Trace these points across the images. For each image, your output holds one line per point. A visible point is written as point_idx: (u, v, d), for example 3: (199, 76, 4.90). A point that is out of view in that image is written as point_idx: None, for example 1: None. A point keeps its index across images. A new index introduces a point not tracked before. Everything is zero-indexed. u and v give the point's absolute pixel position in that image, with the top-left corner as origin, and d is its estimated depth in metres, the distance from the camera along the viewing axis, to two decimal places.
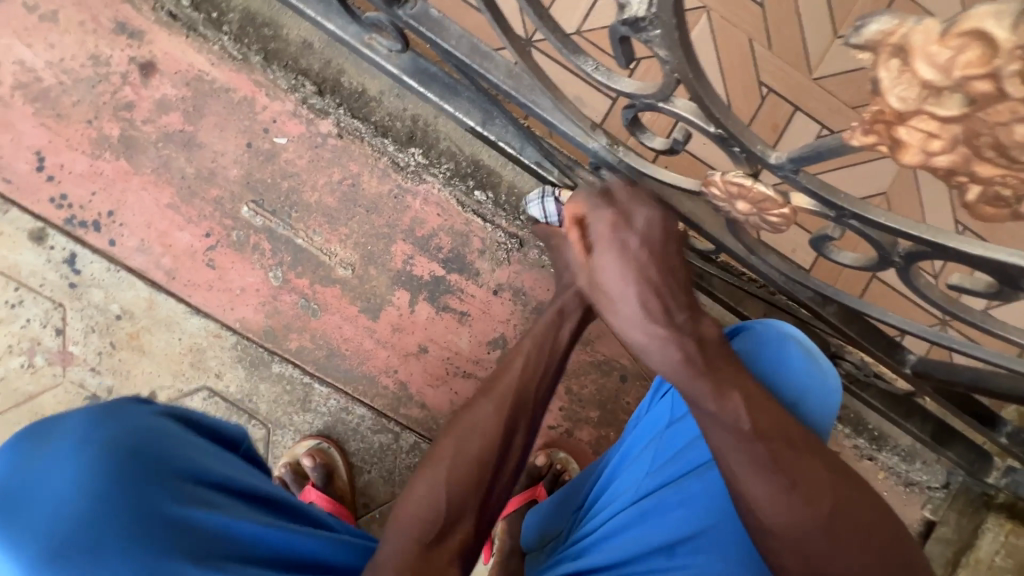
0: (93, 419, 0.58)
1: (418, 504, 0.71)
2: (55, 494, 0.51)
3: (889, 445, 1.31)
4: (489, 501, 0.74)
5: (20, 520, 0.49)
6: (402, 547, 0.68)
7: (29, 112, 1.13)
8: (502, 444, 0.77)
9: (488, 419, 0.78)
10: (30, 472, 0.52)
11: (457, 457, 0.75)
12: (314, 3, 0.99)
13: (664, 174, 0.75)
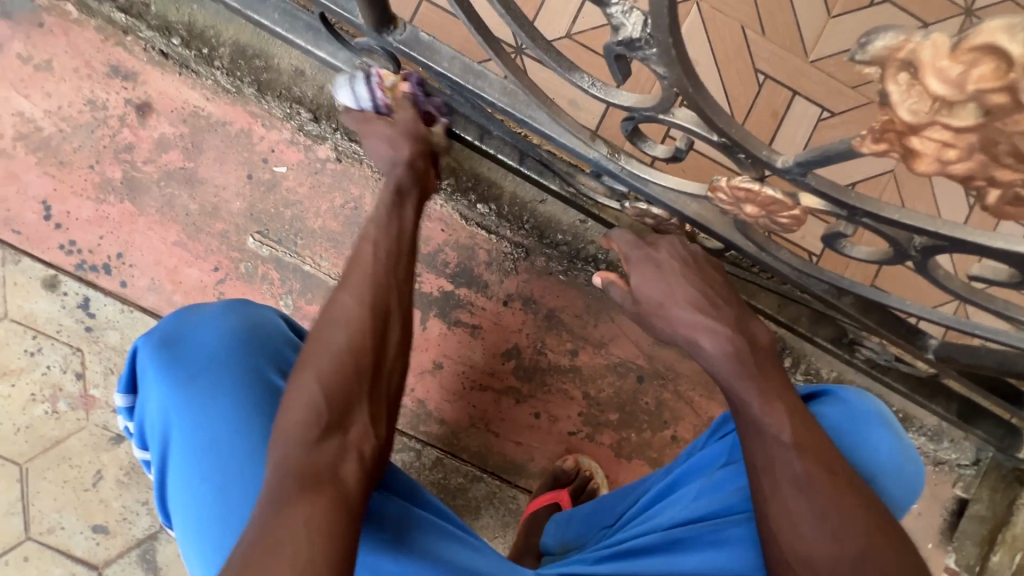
0: (228, 303, 0.88)
1: (299, 397, 0.65)
2: (193, 343, 0.82)
3: (915, 425, 1.30)
4: (379, 393, 0.70)
5: (170, 353, 0.81)
6: (293, 446, 0.62)
7: (32, 162, 1.14)
8: (377, 333, 0.72)
9: (352, 296, 0.74)
10: (181, 328, 0.84)
11: (328, 349, 0.69)
12: (303, 32, 0.98)
13: (668, 180, 0.75)
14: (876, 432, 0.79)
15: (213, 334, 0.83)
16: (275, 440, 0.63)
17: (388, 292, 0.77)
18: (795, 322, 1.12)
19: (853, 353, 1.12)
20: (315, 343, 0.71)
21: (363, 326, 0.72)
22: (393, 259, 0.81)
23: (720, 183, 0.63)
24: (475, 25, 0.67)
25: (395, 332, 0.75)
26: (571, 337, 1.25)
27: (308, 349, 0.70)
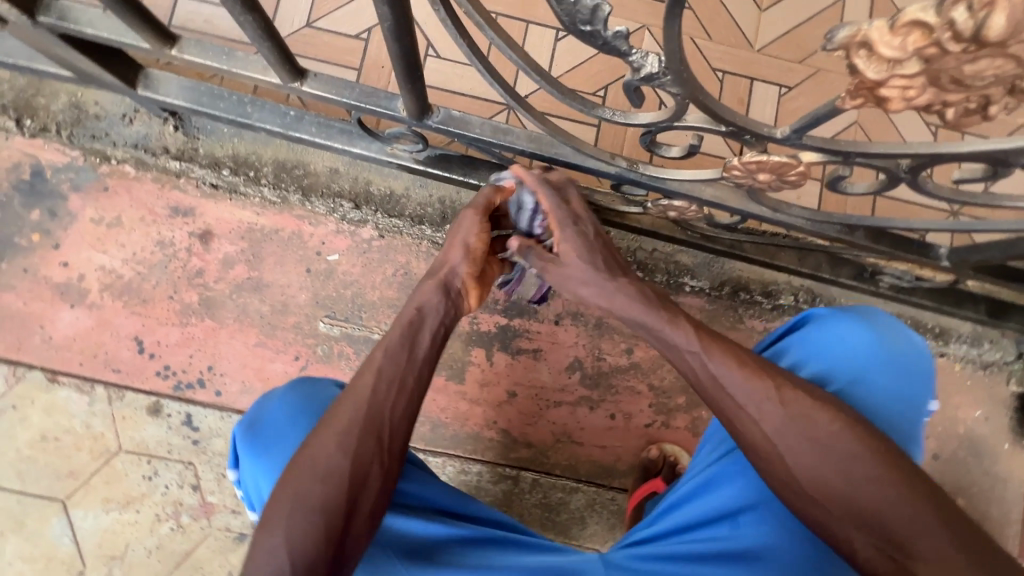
0: (299, 382, 0.99)
1: (305, 484, 0.69)
2: (269, 422, 0.93)
3: (953, 336, 1.40)
4: (365, 499, 0.72)
5: (252, 434, 0.92)
6: (275, 539, 0.67)
7: (121, 306, 1.28)
8: (377, 440, 0.74)
9: (359, 396, 0.75)
10: (259, 415, 0.95)
11: (335, 438, 0.72)
12: (338, 136, 1.14)
13: (686, 173, 0.89)
14: (847, 354, 0.88)
15: (283, 410, 0.94)
16: (262, 539, 0.67)
17: (391, 392, 0.78)
18: (818, 271, 1.24)
19: (877, 283, 1.24)
20: (301, 458, 0.71)
21: (348, 433, 0.72)
22: (405, 368, 0.78)
23: (731, 163, 0.77)
24: (514, 98, 0.83)
25: (394, 435, 0.75)
26: (623, 338, 1.36)
27: (298, 456, 0.72)
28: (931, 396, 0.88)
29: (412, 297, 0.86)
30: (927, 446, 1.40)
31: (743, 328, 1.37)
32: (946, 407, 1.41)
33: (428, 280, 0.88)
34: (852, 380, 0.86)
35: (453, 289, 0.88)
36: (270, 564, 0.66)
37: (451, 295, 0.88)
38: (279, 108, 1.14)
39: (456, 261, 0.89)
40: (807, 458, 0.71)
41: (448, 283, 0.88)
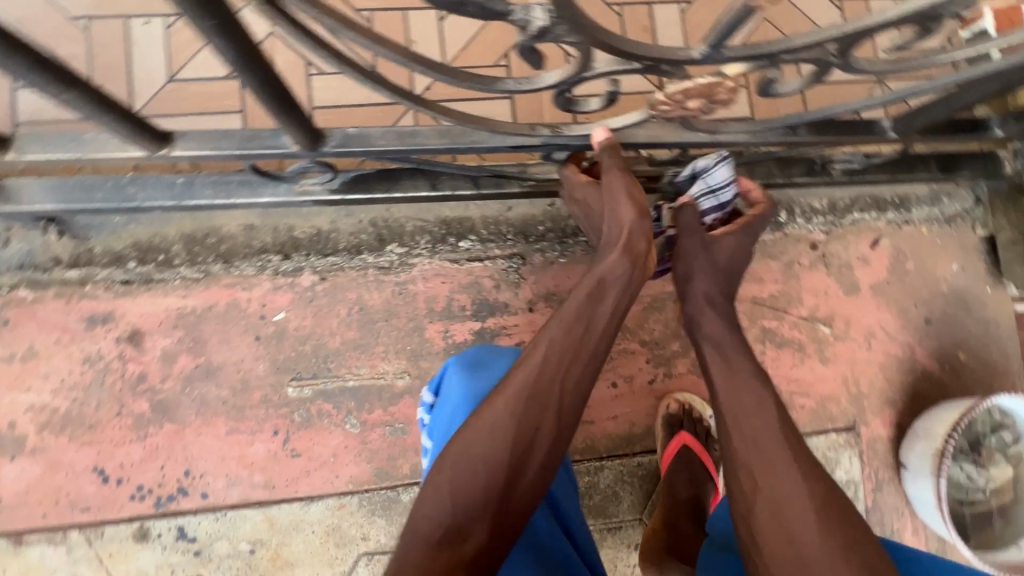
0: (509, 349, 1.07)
1: (457, 461, 0.77)
2: (493, 368, 1.02)
3: (912, 201, 1.40)
4: (510, 504, 0.76)
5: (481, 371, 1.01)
6: (428, 504, 0.76)
7: (67, 440, 1.15)
8: (527, 443, 0.78)
9: (533, 364, 0.81)
10: (489, 355, 1.06)
11: (508, 412, 0.79)
12: (239, 190, 1.03)
13: (612, 122, 0.84)
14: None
15: (464, 388, 0.99)
16: (430, 492, 0.76)
17: (546, 400, 0.80)
18: (771, 178, 1.20)
19: (830, 173, 1.21)
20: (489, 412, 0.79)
21: (531, 401, 0.80)
22: (583, 337, 0.83)
23: (657, 99, 0.71)
24: (411, 100, 0.73)
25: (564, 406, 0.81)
26: None
27: (489, 405, 0.80)
28: None
29: (597, 267, 0.87)
30: (918, 314, 1.41)
31: None
32: (925, 271, 1.42)
33: (613, 250, 0.87)
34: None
35: (637, 250, 0.86)
36: (425, 523, 0.75)
37: (636, 269, 0.87)
38: (165, 179, 1.02)
39: (631, 221, 0.86)
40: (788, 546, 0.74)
41: (632, 246, 0.86)
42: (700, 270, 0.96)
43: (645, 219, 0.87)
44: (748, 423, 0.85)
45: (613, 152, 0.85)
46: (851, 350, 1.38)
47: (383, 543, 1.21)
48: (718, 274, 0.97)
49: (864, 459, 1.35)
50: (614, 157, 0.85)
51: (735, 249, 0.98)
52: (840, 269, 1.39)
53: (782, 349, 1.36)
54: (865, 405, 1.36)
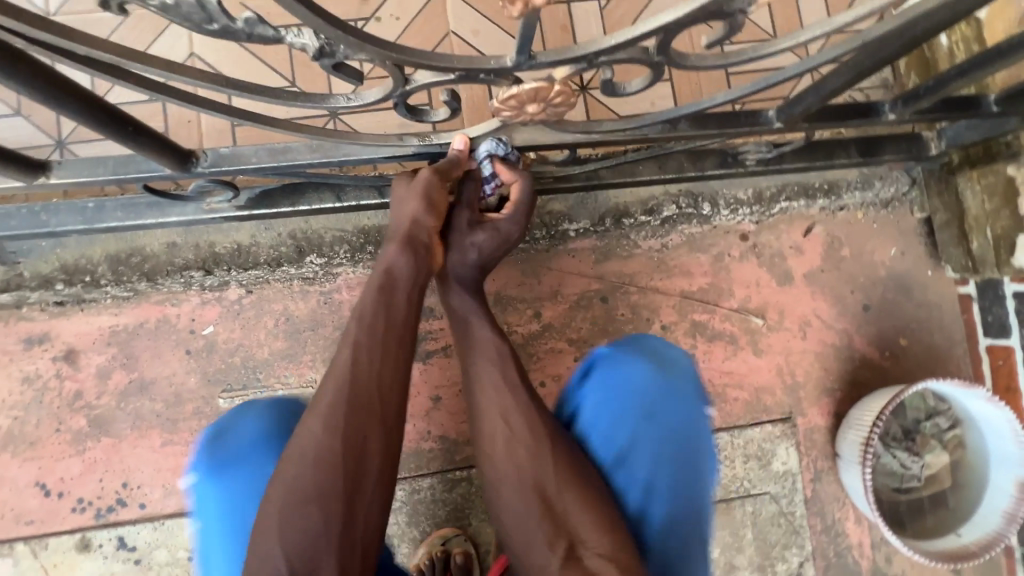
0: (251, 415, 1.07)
1: (278, 498, 0.80)
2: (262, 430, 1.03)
3: (844, 187, 1.38)
4: (350, 527, 0.81)
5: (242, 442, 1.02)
6: (265, 547, 0.78)
7: (9, 458, 1.20)
8: (348, 462, 0.82)
9: (327, 395, 0.85)
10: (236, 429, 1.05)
11: (320, 438, 0.82)
12: (146, 211, 1.07)
13: (481, 128, 0.86)
14: (677, 475, 1.00)
15: (247, 436, 1.02)
16: (262, 540, 0.79)
17: (361, 412, 0.84)
18: (682, 172, 1.19)
19: (744, 163, 1.20)
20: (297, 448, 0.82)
21: (341, 423, 0.83)
22: (370, 347, 0.88)
23: (496, 106, 0.71)
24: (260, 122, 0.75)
25: (380, 408, 0.86)
26: (527, 304, 1.32)
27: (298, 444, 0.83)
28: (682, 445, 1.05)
29: (380, 259, 0.93)
30: (855, 301, 1.39)
31: (640, 252, 1.35)
32: (861, 257, 1.40)
33: (393, 240, 0.93)
34: (620, 423, 1.02)
35: (419, 241, 0.93)
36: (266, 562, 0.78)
37: (421, 257, 0.93)
38: (75, 204, 1.05)
39: (421, 214, 0.92)
40: (545, 520, 0.87)
41: (415, 237, 0.92)
42: (460, 248, 0.99)
43: (429, 213, 0.91)
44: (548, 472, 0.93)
45: (460, 162, 0.89)
46: (785, 340, 1.36)
47: None
48: (472, 250, 1.00)
49: (801, 449, 1.34)
50: (450, 165, 0.89)
51: (490, 243, 1.00)
52: (771, 259, 1.38)
53: (713, 342, 1.35)
54: (802, 395, 1.35)
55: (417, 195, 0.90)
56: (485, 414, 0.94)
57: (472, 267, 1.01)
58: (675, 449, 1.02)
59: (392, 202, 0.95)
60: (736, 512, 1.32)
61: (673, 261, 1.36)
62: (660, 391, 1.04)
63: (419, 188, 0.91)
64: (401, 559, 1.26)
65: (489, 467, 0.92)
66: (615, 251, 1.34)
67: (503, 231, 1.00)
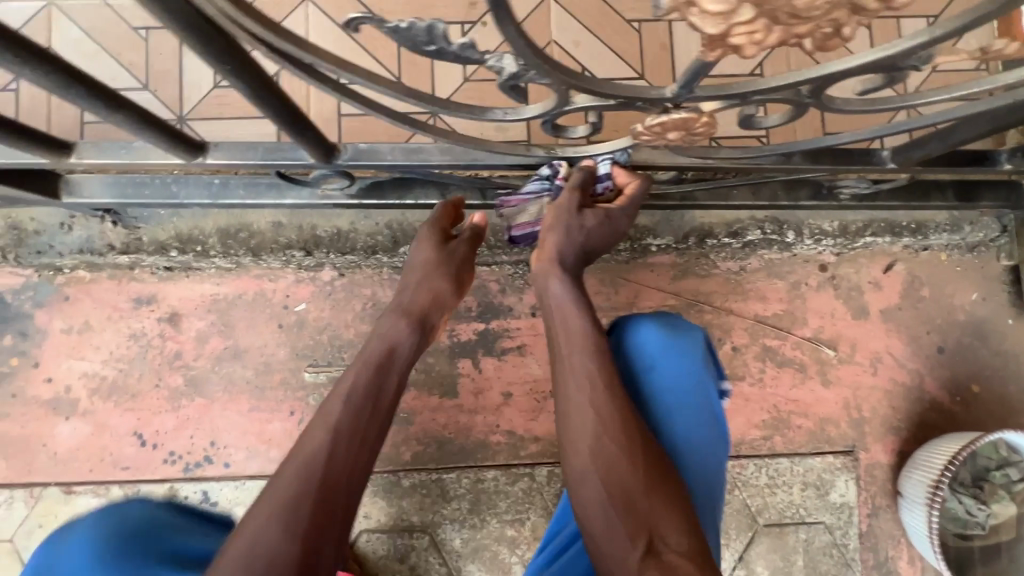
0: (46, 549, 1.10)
1: (262, 510, 0.79)
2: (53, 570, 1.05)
3: (932, 227, 1.37)
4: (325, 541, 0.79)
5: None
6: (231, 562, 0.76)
7: (112, 406, 1.30)
8: (337, 466, 0.84)
9: (304, 454, 0.84)
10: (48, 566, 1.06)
11: (315, 444, 0.85)
12: (267, 192, 1.14)
13: (604, 146, 0.92)
14: (704, 428, 1.01)
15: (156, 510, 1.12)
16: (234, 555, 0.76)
17: (356, 424, 0.89)
18: (775, 199, 1.20)
19: (838, 197, 1.21)
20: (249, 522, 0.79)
21: (295, 504, 0.79)
22: (366, 408, 0.91)
23: (638, 131, 0.75)
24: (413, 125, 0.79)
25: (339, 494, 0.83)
26: (603, 313, 1.36)
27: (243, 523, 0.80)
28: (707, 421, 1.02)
29: (386, 334, 1.00)
30: (930, 342, 1.38)
31: (718, 273, 1.37)
32: (941, 299, 1.39)
33: (401, 316, 1.02)
34: (667, 390, 1.02)
35: (429, 323, 1.04)
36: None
37: (422, 337, 1.03)
38: (203, 179, 1.13)
39: (444, 296, 1.06)
40: (624, 516, 0.85)
41: (424, 316, 1.03)
42: (560, 228, 0.95)
43: (453, 291, 1.06)
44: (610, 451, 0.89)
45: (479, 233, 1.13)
46: (855, 374, 1.37)
47: (382, 522, 1.30)
48: (579, 233, 0.96)
49: (861, 483, 1.34)
50: (473, 234, 1.11)
51: (601, 232, 0.97)
52: (849, 292, 1.38)
53: (783, 368, 1.36)
54: (867, 430, 1.35)
55: (444, 278, 1.06)
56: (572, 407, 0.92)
57: (574, 249, 0.97)
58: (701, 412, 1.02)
59: (411, 266, 1.08)
60: (789, 537, 1.33)
61: (750, 285, 1.38)
62: (684, 354, 1.03)
63: (440, 263, 1.07)
64: (459, 543, 1.31)
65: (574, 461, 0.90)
66: (694, 269, 1.37)
67: (613, 221, 0.97)
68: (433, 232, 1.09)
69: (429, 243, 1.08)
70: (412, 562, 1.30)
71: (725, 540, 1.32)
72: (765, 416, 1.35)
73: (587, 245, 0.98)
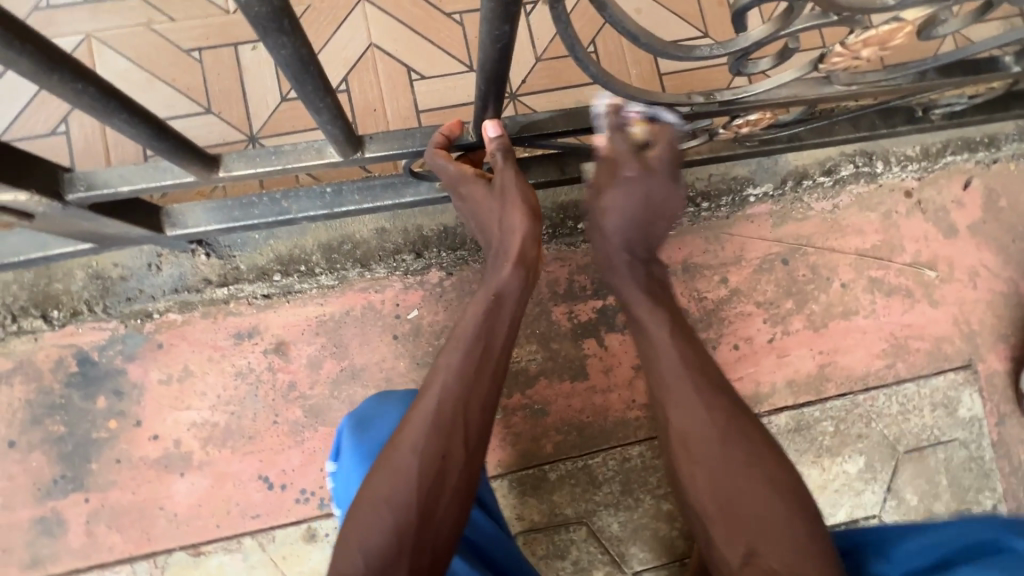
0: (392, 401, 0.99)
1: (402, 456, 0.78)
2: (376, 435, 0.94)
3: (1000, 140, 1.44)
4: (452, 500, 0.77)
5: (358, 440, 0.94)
6: (378, 506, 0.76)
7: (230, 453, 1.20)
8: (462, 428, 0.80)
9: (435, 398, 0.81)
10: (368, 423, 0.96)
11: (440, 391, 0.81)
12: (384, 192, 1.08)
13: (765, 84, 0.86)
14: None
15: (380, 438, 0.94)
16: (374, 502, 0.76)
17: (481, 381, 0.83)
18: (874, 128, 1.23)
19: (930, 118, 1.25)
20: (389, 453, 0.79)
21: (431, 453, 0.77)
22: (480, 354, 0.84)
23: (835, 51, 0.76)
24: (602, 81, 0.77)
25: (473, 429, 0.81)
26: (713, 271, 1.35)
27: (387, 453, 0.79)
28: None
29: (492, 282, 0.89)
30: (1018, 249, 1.43)
31: (815, 214, 1.39)
32: (1019, 207, 1.44)
33: (506, 260, 0.88)
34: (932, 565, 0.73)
35: (530, 258, 0.89)
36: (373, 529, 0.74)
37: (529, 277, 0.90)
38: (314, 190, 1.06)
39: (525, 230, 0.88)
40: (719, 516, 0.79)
41: (525, 255, 0.88)
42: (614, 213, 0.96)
43: (536, 224, 0.87)
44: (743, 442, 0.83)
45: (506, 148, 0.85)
46: (958, 291, 1.40)
47: (536, 521, 1.25)
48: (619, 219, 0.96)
49: (984, 394, 1.37)
50: (506, 152, 0.85)
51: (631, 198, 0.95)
52: (936, 213, 1.42)
53: (891, 296, 1.39)
54: (979, 342, 1.39)
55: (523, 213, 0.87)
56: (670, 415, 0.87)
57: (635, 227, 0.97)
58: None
59: (486, 214, 0.91)
60: (930, 459, 1.34)
61: (845, 221, 1.40)
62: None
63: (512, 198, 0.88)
64: (618, 528, 1.26)
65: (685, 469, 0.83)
66: (791, 214, 1.39)
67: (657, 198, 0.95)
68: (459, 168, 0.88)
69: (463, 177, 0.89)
70: (574, 557, 1.25)
71: (873, 473, 1.32)
72: (884, 345, 1.37)
73: (661, 218, 0.98)
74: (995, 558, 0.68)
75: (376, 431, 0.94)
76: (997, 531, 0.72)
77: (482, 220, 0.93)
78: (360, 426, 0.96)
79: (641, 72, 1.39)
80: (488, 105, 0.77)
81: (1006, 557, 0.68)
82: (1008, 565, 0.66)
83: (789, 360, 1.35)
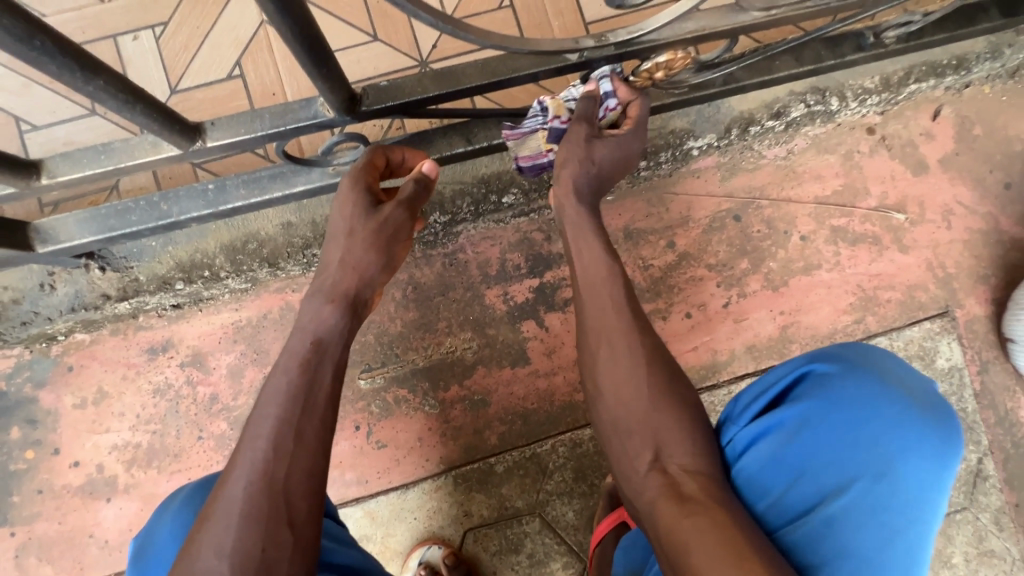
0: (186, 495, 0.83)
1: (201, 554, 0.66)
2: (161, 540, 0.78)
3: (972, 60, 1.29)
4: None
5: (144, 560, 0.77)
6: None
7: (156, 474, 1.14)
8: (273, 496, 0.69)
9: (238, 485, 0.70)
10: (152, 537, 0.79)
11: (251, 448, 0.72)
12: (275, 183, 0.99)
13: (660, 18, 0.74)
14: (828, 465, 0.72)
15: (172, 532, 0.78)
16: None
17: (299, 437, 0.73)
18: (820, 61, 1.10)
19: (883, 45, 1.11)
20: (185, 564, 0.66)
21: (246, 522, 0.67)
22: (298, 418, 0.74)
23: None
24: (452, 31, 0.66)
25: (296, 504, 0.70)
26: (658, 235, 1.26)
27: (183, 561, 0.67)
28: (850, 448, 0.72)
29: (310, 324, 0.82)
30: (996, 180, 1.30)
31: (767, 162, 1.29)
32: (996, 134, 1.31)
33: (326, 300, 0.83)
34: (799, 435, 0.74)
35: (361, 300, 0.87)
36: None
37: (354, 317, 0.85)
38: (195, 188, 0.98)
39: (371, 271, 0.87)
40: (635, 433, 0.77)
41: (356, 294, 0.85)
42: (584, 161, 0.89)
43: (380, 257, 0.86)
44: (670, 396, 0.79)
45: (426, 189, 0.93)
46: (931, 233, 1.28)
47: (485, 517, 1.18)
48: (591, 166, 0.89)
49: (964, 342, 1.26)
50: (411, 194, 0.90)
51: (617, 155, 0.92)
52: (903, 149, 1.30)
53: (857, 246, 1.27)
54: (956, 286, 1.27)
55: (369, 248, 0.86)
56: (601, 355, 0.82)
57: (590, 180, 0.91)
58: (893, 522, 0.71)
59: (335, 217, 0.88)
60: None
61: (801, 166, 1.29)
62: (893, 416, 0.73)
63: (374, 237, 0.86)
64: (573, 517, 1.18)
65: (606, 356, 0.82)
66: (741, 165, 1.28)
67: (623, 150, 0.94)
68: (362, 195, 0.87)
69: (355, 210, 0.86)
70: (529, 550, 1.17)
71: None
72: (852, 299, 1.26)
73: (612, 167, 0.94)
74: (829, 396, 0.75)
75: (160, 542, 0.78)
76: (822, 353, 0.80)
77: (330, 233, 0.88)
78: (144, 547, 0.79)
79: (563, 22, 1.26)
80: (324, 74, 0.66)
81: (830, 380, 0.76)
82: (829, 391, 0.75)
83: (748, 324, 1.25)
